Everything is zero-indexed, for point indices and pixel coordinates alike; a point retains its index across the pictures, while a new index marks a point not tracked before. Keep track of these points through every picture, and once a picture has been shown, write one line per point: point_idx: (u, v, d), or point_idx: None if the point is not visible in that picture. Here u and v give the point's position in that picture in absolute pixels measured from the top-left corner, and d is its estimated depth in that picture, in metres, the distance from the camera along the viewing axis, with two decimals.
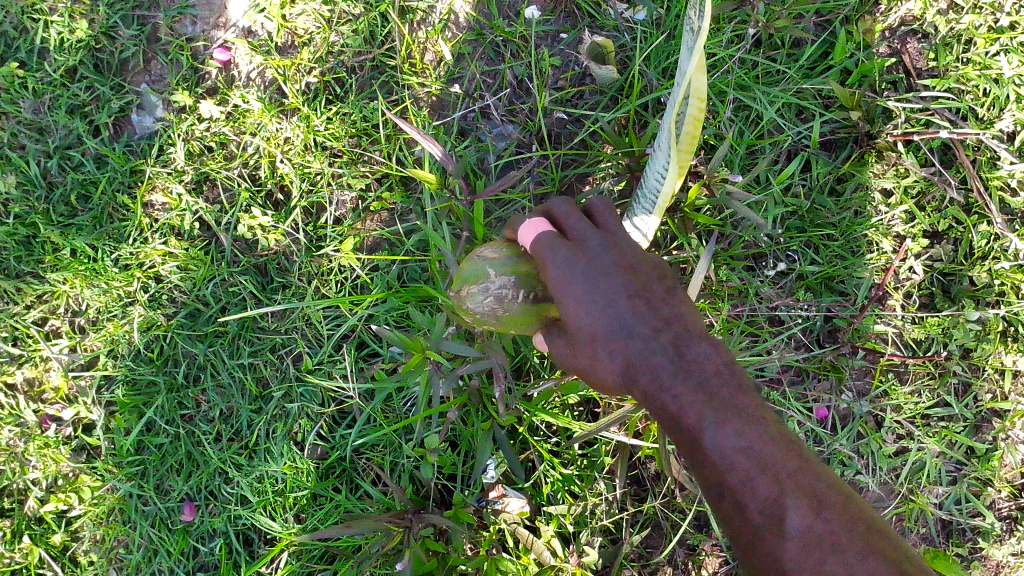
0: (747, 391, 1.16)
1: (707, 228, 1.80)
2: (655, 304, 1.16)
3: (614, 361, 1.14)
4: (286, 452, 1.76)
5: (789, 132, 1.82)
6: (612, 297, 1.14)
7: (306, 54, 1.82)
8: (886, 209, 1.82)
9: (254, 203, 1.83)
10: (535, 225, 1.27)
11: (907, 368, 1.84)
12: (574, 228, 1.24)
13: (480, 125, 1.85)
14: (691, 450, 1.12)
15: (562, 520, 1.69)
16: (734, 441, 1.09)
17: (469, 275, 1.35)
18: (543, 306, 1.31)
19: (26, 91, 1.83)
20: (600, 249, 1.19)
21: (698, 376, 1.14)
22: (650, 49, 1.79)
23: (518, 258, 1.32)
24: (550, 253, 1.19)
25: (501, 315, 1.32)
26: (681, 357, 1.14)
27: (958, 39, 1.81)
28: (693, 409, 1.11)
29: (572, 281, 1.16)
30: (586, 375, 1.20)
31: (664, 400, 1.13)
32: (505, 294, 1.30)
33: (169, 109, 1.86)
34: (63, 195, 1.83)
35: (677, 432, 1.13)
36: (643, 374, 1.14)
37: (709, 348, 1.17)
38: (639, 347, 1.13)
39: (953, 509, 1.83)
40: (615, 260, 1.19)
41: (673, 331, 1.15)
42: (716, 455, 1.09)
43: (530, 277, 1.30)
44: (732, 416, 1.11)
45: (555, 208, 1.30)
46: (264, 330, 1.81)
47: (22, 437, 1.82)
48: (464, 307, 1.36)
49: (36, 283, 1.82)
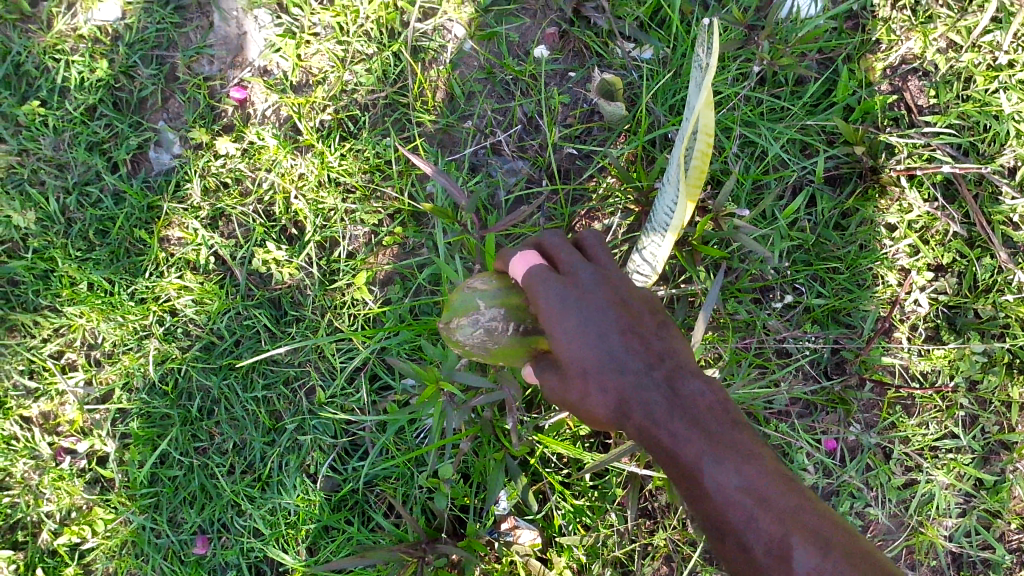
0: (740, 426, 1.21)
1: (716, 262, 1.83)
2: (646, 339, 1.21)
3: (606, 395, 1.18)
4: (299, 484, 1.78)
5: (794, 167, 1.85)
6: (604, 331, 1.18)
7: (320, 92, 1.87)
8: (891, 243, 1.85)
9: (269, 238, 1.86)
10: (527, 258, 1.30)
11: (914, 400, 1.84)
12: (565, 261, 1.27)
13: (491, 161, 1.88)
14: (687, 485, 1.16)
15: (575, 551, 1.70)
16: (731, 475, 1.13)
17: (459, 307, 1.34)
18: (533, 338, 1.29)
19: (47, 129, 1.87)
20: (591, 282, 1.22)
21: (692, 412, 1.18)
22: (657, 86, 1.83)
23: (508, 290, 1.31)
24: (542, 286, 1.20)
25: (491, 348, 1.30)
26: (674, 393, 1.19)
27: (958, 77, 1.85)
28: (688, 445, 1.16)
29: (564, 313, 1.18)
30: (575, 408, 1.23)
31: (657, 436, 1.17)
32: (495, 327, 1.28)
33: (186, 146, 1.89)
34: (81, 230, 1.86)
35: (672, 468, 1.18)
36: (636, 409, 1.18)
37: (703, 385, 1.21)
38: (632, 382, 1.18)
39: (963, 541, 1.83)
40: (608, 294, 1.22)
41: (666, 366, 1.20)
42: (715, 490, 1.13)
43: (520, 309, 1.29)
44: (727, 451, 1.15)
45: (547, 241, 1.33)
46: (277, 364, 1.83)
47: (37, 470, 1.82)
48: (454, 338, 1.35)
49: (53, 317, 1.84)
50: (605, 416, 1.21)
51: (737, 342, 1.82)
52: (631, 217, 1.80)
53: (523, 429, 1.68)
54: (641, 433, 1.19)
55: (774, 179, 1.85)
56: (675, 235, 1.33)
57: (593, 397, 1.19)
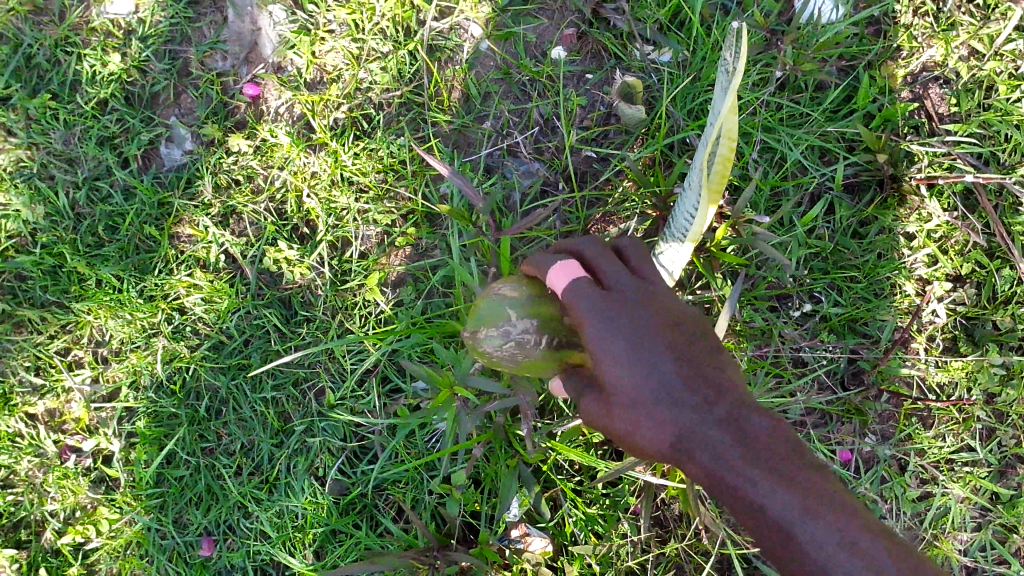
0: (821, 469, 1.04)
1: (733, 268, 1.80)
2: (701, 367, 1.10)
3: (658, 428, 1.06)
4: (307, 487, 1.75)
5: (813, 174, 1.83)
6: (653, 354, 1.08)
7: (334, 90, 1.84)
8: (910, 252, 1.82)
9: (280, 236, 1.83)
10: (567, 270, 1.22)
11: (931, 412, 1.81)
12: (609, 276, 1.21)
13: (507, 162, 1.86)
14: (765, 537, 0.99)
15: (587, 560, 1.68)
16: (818, 521, 0.96)
17: (486, 316, 1.32)
18: (565, 352, 1.26)
19: (58, 123, 1.84)
20: (637, 300, 1.14)
21: (761, 450, 1.03)
22: (677, 90, 1.80)
23: (539, 298, 1.29)
24: (582, 302, 1.14)
25: (521, 360, 1.29)
26: (738, 428, 1.04)
27: (979, 85, 1.83)
28: (759, 486, 1.00)
29: (606, 331, 1.10)
30: (626, 445, 1.12)
31: (722, 476, 1.02)
32: (526, 340, 1.27)
33: (198, 142, 1.87)
34: (90, 226, 1.84)
35: (744, 515, 1.01)
36: (693, 444, 1.04)
37: (770, 423, 1.06)
38: (686, 414, 1.05)
39: (978, 555, 1.80)
40: (655, 314, 1.13)
41: (725, 398, 1.07)
42: (802, 539, 0.96)
43: (552, 320, 1.27)
44: (808, 493, 0.98)
45: (587, 250, 1.28)
46: (287, 364, 1.81)
47: (41, 468, 1.80)
48: (480, 349, 1.33)
49: (61, 313, 1.82)
50: (659, 453, 1.08)
51: (752, 350, 1.80)
52: (647, 223, 1.78)
53: (536, 435, 1.65)
54: (702, 474, 1.05)
55: (793, 185, 1.83)
56: (696, 239, 1.30)
57: (643, 430, 1.07)
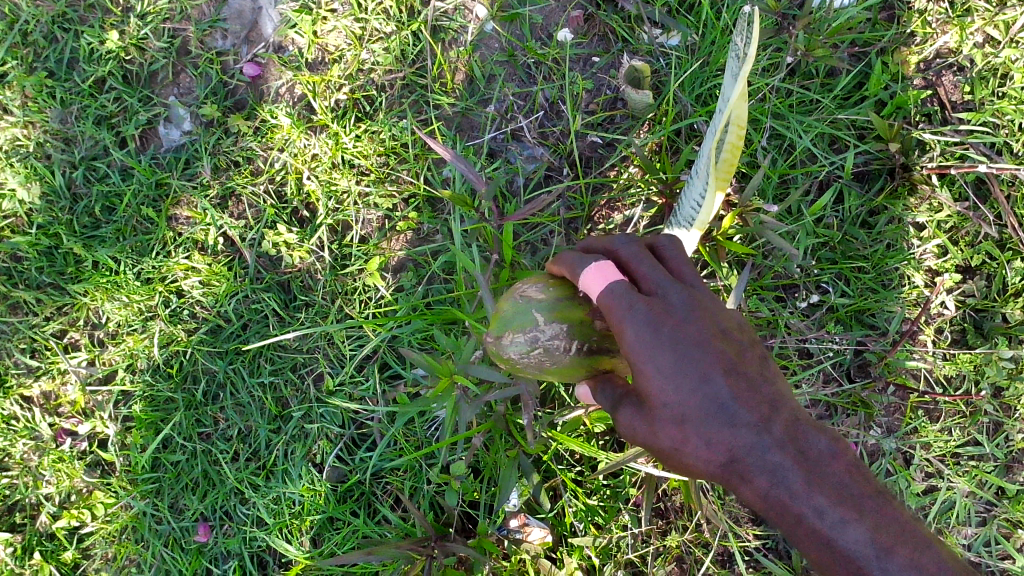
0: (879, 488, 1.06)
1: (739, 258, 1.78)
2: (753, 382, 1.08)
3: (714, 451, 1.05)
4: (304, 474, 1.73)
5: (823, 163, 1.79)
6: (708, 374, 1.05)
7: (336, 70, 1.81)
8: (919, 242, 1.78)
9: (280, 219, 1.80)
10: (603, 271, 1.16)
11: (937, 406, 1.78)
12: (649, 278, 1.15)
13: (511, 146, 1.82)
14: (829, 564, 1.02)
15: (586, 552, 1.67)
16: (891, 560, 0.99)
17: (512, 320, 1.28)
18: (595, 358, 1.26)
19: (54, 101, 1.81)
20: (684, 309, 1.10)
21: (826, 477, 1.03)
22: (684, 75, 1.77)
23: (568, 301, 1.26)
24: (627, 311, 1.09)
25: (548, 366, 1.27)
26: (799, 452, 1.04)
27: (994, 73, 1.78)
28: (828, 518, 1.01)
29: (656, 346, 1.06)
30: (669, 460, 1.10)
31: (786, 504, 1.03)
32: (555, 345, 1.24)
33: (197, 123, 1.84)
34: (87, 206, 1.82)
35: (807, 541, 1.03)
36: (754, 470, 1.04)
37: (830, 441, 1.06)
38: (747, 439, 1.04)
39: (981, 550, 1.77)
40: (703, 323, 1.10)
41: (783, 418, 1.06)
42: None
43: (582, 326, 1.25)
44: (876, 526, 1.01)
45: (622, 250, 1.21)
46: (285, 349, 1.78)
47: (36, 451, 1.78)
48: (503, 354, 1.30)
49: (57, 295, 1.80)
50: (709, 472, 1.07)
51: None
52: (653, 210, 1.74)
53: (538, 425, 1.64)
54: (759, 497, 1.05)
55: (802, 173, 1.79)
56: (703, 229, 1.28)
57: (697, 452, 1.06)
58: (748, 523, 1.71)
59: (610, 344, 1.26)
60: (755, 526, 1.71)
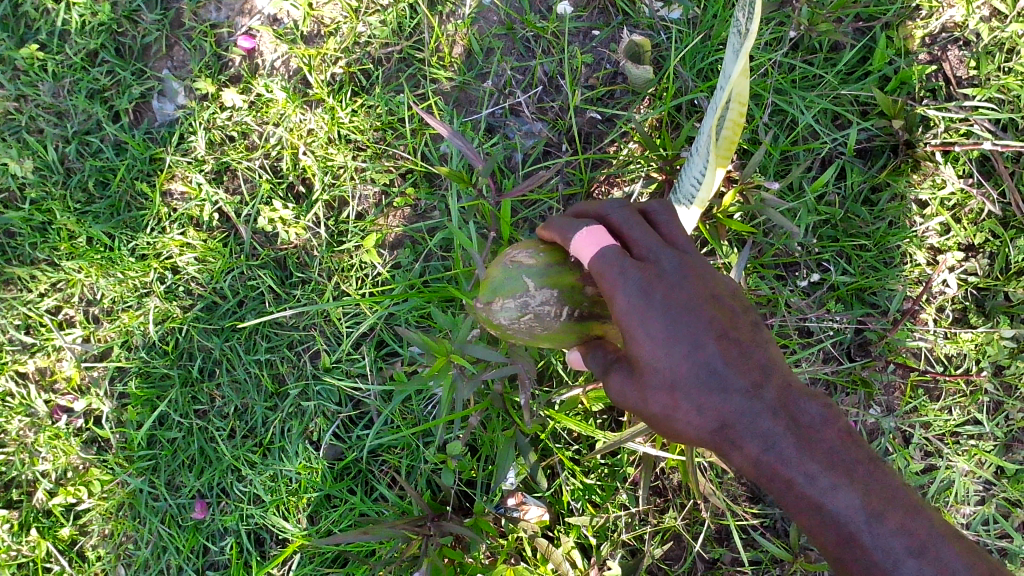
0: (870, 453, 1.06)
1: (739, 236, 1.76)
2: (746, 348, 1.08)
3: (705, 417, 1.06)
4: (301, 451, 1.72)
5: (825, 139, 1.77)
6: (700, 341, 1.05)
7: (332, 43, 1.78)
8: (921, 220, 1.76)
9: (275, 195, 1.78)
10: (595, 236, 1.14)
11: (938, 385, 1.76)
12: (641, 244, 1.14)
13: (509, 122, 1.80)
14: (820, 531, 1.02)
15: (583, 531, 1.67)
16: (882, 525, 0.99)
17: (502, 286, 1.28)
18: (586, 324, 1.25)
19: (46, 74, 1.80)
20: (676, 275, 1.09)
21: (818, 442, 1.04)
22: (686, 50, 1.73)
23: (560, 267, 1.26)
24: (619, 276, 1.08)
25: (539, 332, 1.27)
26: (790, 418, 1.05)
27: (1000, 47, 1.74)
28: (818, 482, 1.01)
29: (647, 313, 1.06)
30: (660, 425, 1.11)
31: (777, 470, 1.04)
32: (545, 311, 1.24)
33: (190, 97, 1.82)
34: (80, 181, 1.80)
35: (798, 506, 1.04)
36: (744, 436, 1.05)
37: (820, 407, 1.06)
38: (738, 405, 1.05)
39: (980, 529, 1.74)
40: (696, 289, 1.09)
41: (775, 384, 1.06)
42: (866, 543, 0.99)
43: (573, 292, 1.25)
44: (866, 490, 1.01)
45: (613, 215, 1.19)
46: (281, 326, 1.77)
47: (32, 428, 1.78)
48: (494, 320, 1.30)
49: (51, 271, 1.79)
50: (700, 438, 1.08)
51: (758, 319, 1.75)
52: (652, 186, 1.70)
53: (535, 404, 1.63)
54: (750, 462, 1.06)
55: (803, 150, 1.77)
56: (702, 207, 1.26)
57: (689, 418, 1.06)
58: (746, 501, 1.71)
59: (601, 310, 1.26)
60: (752, 505, 1.71)
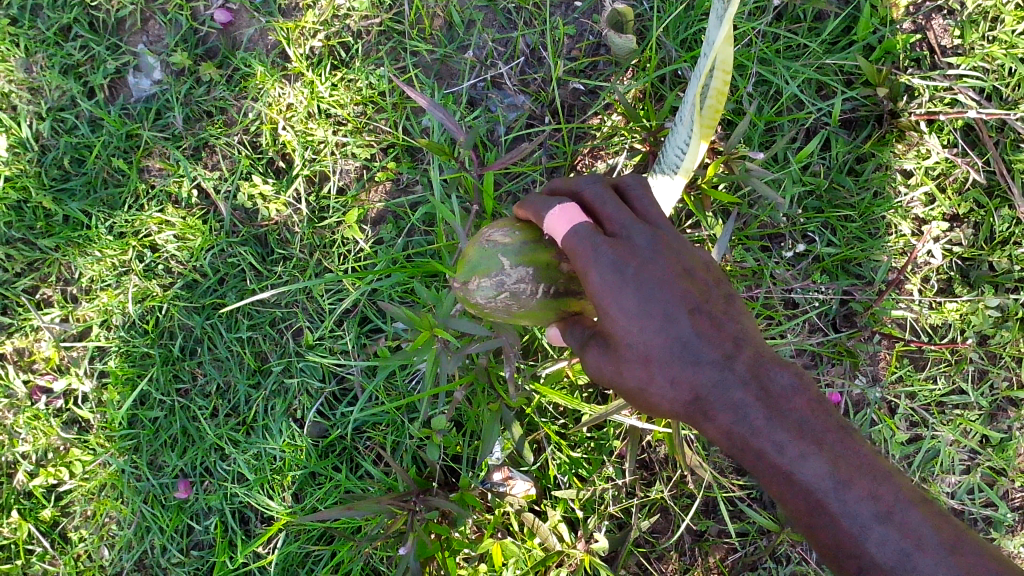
0: (842, 422, 1.06)
1: (724, 207, 1.75)
2: (718, 321, 1.07)
3: (678, 390, 1.05)
4: (285, 429, 1.71)
5: (810, 109, 1.75)
6: (673, 313, 1.04)
7: (310, 16, 1.74)
8: (906, 190, 1.75)
9: (255, 170, 1.76)
10: (568, 213, 1.13)
11: (923, 354, 1.75)
12: (614, 221, 1.12)
13: (491, 94, 1.78)
14: (791, 499, 1.02)
15: (570, 504, 1.67)
16: (850, 491, 0.98)
17: (478, 265, 1.26)
18: (562, 301, 1.25)
19: (18, 49, 1.76)
20: (650, 250, 1.08)
21: (787, 412, 1.03)
22: (669, 20, 1.71)
23: (535, 244, 1.24)
24: (591, 253, 1.07)
25: (515, 310, 1.26)
26: (760, 388, 1.04)
27: (984, 16, 1.72)
28: (788, 452, 1.01)
29: (620, 287, 1.04)
30: (636, 399, 1.10)
31: (748, 441, 1.04)
32: (521, 289, 1.23)
33: (167, 72, 1.79)
34: (56, 159, 1.78)
35: (769, 475, 1.04)
36: (716, 407, 1.05)
37: (792, 377, 1.06)
38: (710, 376, 1.04)
39: (965, 498, 1.74)
40: (668, 262, 1.08)
41: (746, 354, 1.06)
42: (833, 509, 0.98)
43: (549, 270, 1.23)
44: (835, 457, 1.01)
45: (587, 191, 1.17)
46: (263, 304, 1.75)
47: (12, 409, 1.77)
48: (471, 300, 1.29)
49: (27, 250, 1.77)
50: (675, 411, 1.08)
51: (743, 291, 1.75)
52: (636, 158, 1.70)
53: (522, 378, 1.63)
54: (723, 434, 1.06)
55: (788, 120, 1.75)
56: (686, 176, 1.26)
57: (662, 391, 1.06)
58: (732, 474, 1.70)
59: (578, 286, 1.26)
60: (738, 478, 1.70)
